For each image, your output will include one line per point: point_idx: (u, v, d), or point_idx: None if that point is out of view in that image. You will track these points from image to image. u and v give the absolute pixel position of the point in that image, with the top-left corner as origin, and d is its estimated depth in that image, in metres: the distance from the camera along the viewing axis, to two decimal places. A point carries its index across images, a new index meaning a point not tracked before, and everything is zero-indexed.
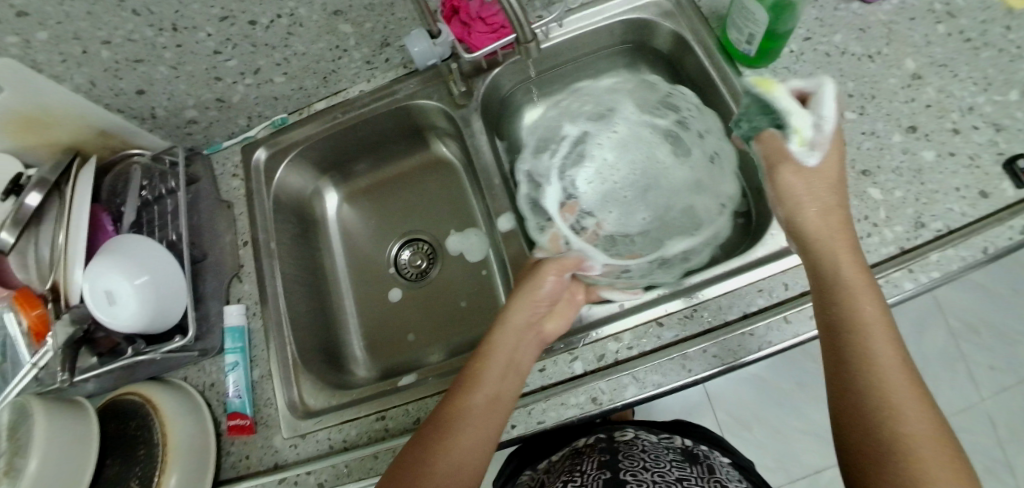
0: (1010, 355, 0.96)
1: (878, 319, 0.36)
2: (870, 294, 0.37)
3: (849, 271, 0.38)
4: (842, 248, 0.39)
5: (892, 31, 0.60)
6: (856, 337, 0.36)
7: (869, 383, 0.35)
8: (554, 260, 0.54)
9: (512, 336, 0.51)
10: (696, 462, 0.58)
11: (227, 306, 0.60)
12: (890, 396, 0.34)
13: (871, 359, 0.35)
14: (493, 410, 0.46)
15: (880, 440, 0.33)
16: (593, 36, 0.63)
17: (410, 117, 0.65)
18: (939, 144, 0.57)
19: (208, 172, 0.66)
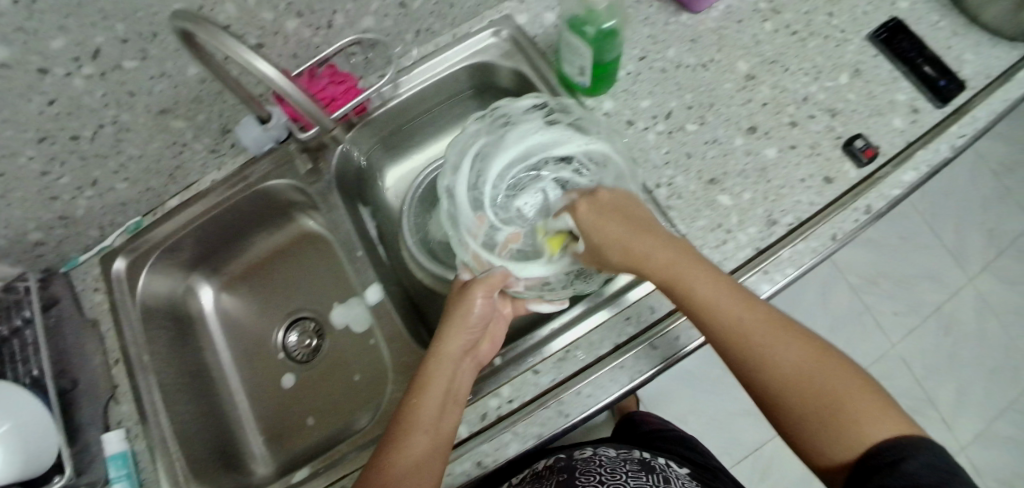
0: (908, 297, 1.06)
1: (746, 321, 0.42)
2: (737, 294, 0.44)
3: (699, 283, 0.43)
4: (666, 268, 0.44)
5: (722, 36, 0.62)
6: (763, 340, 0.42)
7: (779, 379, 0.41)
8: (483, 280, 0.51)
9: (450, 366, 0.48)
10: (653, 474, 0.59)
11: (105, 433, 0.56)
12: (817, 376, 0.40)
13: (776, 346, 0.41)
14: (436, 444, 0.44)
15: (815, 418, 0.39)
16: (438, 88, 0.63)
17: (268, 199, 0.63)
18: (780, 140, 0.58)
19: (68, 291, 0.62)
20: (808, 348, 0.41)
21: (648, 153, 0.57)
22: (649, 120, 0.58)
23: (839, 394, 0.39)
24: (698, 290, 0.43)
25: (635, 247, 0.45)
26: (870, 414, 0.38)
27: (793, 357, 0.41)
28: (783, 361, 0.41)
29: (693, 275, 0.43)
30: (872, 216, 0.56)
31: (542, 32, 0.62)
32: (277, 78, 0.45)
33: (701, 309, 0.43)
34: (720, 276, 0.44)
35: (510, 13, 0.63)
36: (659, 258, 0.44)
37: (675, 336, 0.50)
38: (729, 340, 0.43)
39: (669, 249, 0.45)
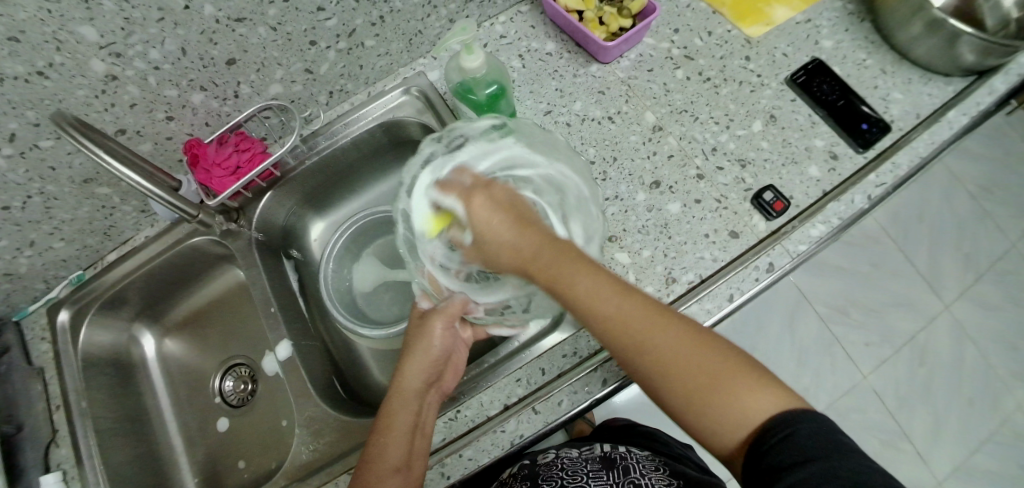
0: (880, 327, 1.02)
1: (626, 317, 0.40)
2: (616, 288, 0.41)
3: (578, 280, 0.41)
4: (552, 260, 0.42)
5: (631, 86, 0.62)
6: (642, 334, 0.40)
7: (655, 366, 0.39)
8: (442, 310, 0.52)
9: (413, 402, 0.49)
10: (611, 467, 0.59)
11: (43, 476, 0.61)
12: (698, 367, 0.38)
13: (657, 338, 0.39)
14: (406, 482, 0.45)
15: (705, 407, 0.37)
16: (353, 144, 0.65)
17: (197, 254, 0.67)
18: (685, 194, 0.58)
19: (17, 340, 0.67)
20: (685, 335, 0.39)
21: None
22: None
23: (716, 374, 0.37)
24: (579, 291, 0.40)
25: (521, 248, 0.43)
26: (743, 391, 0.37)
27: (670, 348, 0.39)
28: (664, 345, 0.39)
29: (571, 271, 0.41)
30: (774, 275, 0.55)
31: None
32: (140, 180, 0.48)
33: (593, 308, 0.41)
34: (588, 266, 0.41)
35: (424, 69, 0.65)
36: (528, 258, 0.42)
37: (556, 400, 0.51)
38: (616, 338, 0.40)
39: (526, 232, 0.43)
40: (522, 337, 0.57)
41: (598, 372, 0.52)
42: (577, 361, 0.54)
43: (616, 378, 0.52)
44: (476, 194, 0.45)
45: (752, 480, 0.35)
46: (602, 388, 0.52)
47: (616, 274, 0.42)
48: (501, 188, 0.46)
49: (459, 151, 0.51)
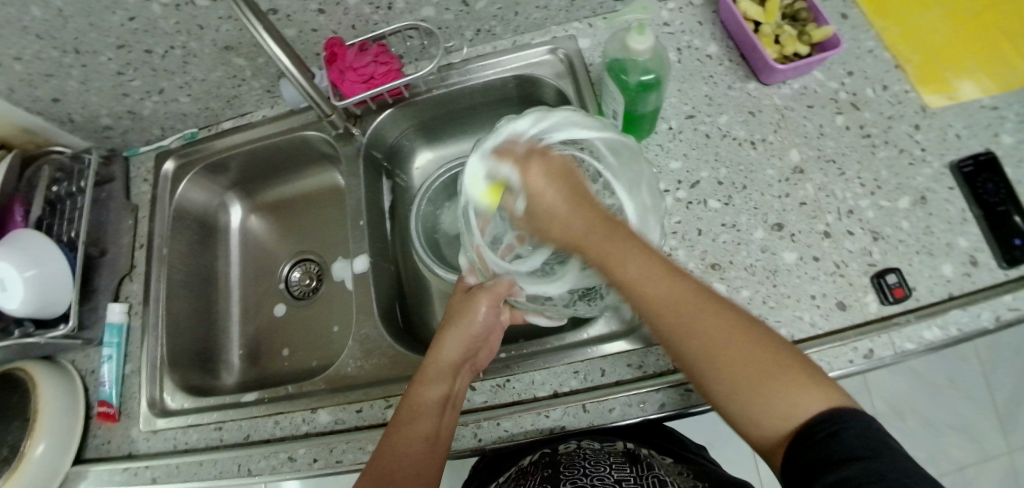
0: (930, 444, 0.92)
1: (690, 306, 0.38)
2: (660, 270, 0.40)
3: (626, 261, 0.39)
4: (600, 241, 0.40)
5: (784, 117, 0.58)
6: (693, 327, 0.38)
7: (706, 359, 0.37)
8: (487, 288, 0.53)
9: (446, 373, 0.50)
10: (634, 464, 0.55)
11: (112, 303, 0.65)
12: (743, 363, 0.36)
13: (703, 334, 0.37)
14: (432, 454, 0.47)
15: (759, 400, 0.36)
16: (484, 89, 0.64)
17: (304, 146, 0.68)
18: (804, 247, 0.54)
19: (124, 173, 0.71)
20: (733, 327, 0.37)
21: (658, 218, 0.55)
22: (671, 184, 0.56)
23: (757, 370, 0.36)
24: (629, 277, 0.39)
25: (568, 224, 0.42)
26: (798, 387, 0.35)
27: (725, 344, 0.37)
28: (714, 340, 0.37)
29: (619, 249, 0.40)
30: (871, 364, 0.51)
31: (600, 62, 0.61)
32: (291, 63, 0.50)
33: (636, 293, 0.40)
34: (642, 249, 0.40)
35: (575, 34, 0.62)
36: (588, 233, 0.41)
37: (607, 406, 0.50)
38: (669, 330, 0.39)
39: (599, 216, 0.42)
40: (593, 330, 0.55)
41: (658, 393, 0.49)
42: (640, 375, 0.51)
43: (671, 407, 0.49)
44: (532, 164, 0.45)
45: (789, 474, 0.34)
46: (657, 411, 0.49)
47: (664, 255, 0.41)
48: (556, 157, 0.46)
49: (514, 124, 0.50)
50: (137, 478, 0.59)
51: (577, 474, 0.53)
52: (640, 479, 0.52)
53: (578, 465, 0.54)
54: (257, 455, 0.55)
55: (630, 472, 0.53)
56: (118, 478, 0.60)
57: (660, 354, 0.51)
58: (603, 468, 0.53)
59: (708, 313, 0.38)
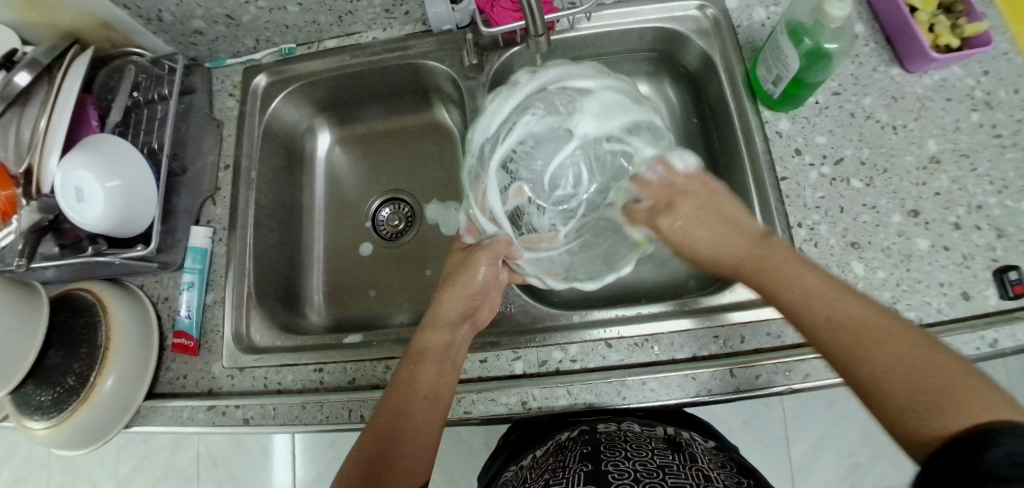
0: None
1: (855, 319, 0.34)
2: (837, 284, 0.36)
3: (793, 277, 0.37)
4: (761, 262, 0.39)
5: (925, 106, 0.57)
6: (863, 341, 0.33)
7: (882, 365, 0.32)
8: (486, 247, 0.51)
9: (445, 333, 0.49)
10: (678, 450, 0.51)
11: (195, 226, 0.60)
12: (920, 363, 0.31)
13: (875, 351, 0.32)
14: (431, 412, 0.46)
15: (922, 394, 0.30)
16: (622, 37, 0.62)
17: (418, 77, 0.64)
18: (937, 234, 0.53)
19: (206, 85, 0.65)
20: (911, 339, 0.32)
21: (802, 191, 0.55)
22: (817, 158, 0.55)
23: (945, 380, 0.29)
24: (806, 285, 0.37)
25: (726, 243, 0.41)
26: (973, 396, 0.28)
27: (892, 355, 0.32)
28: (882, 356, 0.32)
29: (783, 269, 0.38)
30: (993, 353, 0.50)
31: (748, 24, 0.59)
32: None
33: (786, 291, 0.37)
34: (810, 272, 0.37)
35: None
36: (750, 241, 0.41)
37: (755, 373, 0.48)
38: (847, 336, 0.34)
39: (764, 235, 0.41)
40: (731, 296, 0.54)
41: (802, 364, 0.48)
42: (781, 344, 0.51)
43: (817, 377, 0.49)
44: (662, 216, 0.44)
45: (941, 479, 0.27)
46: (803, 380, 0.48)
47: (835, 274, 0.38)
48: (693, 185, 0.45)
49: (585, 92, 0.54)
50: (226, 417, 0.54)
51: (618, 457, 0.49)
52: (683, 466, 0.47)
53: (620, 448, 0.50)
54: (372, 401, 0.51)
55: (674, 458, 0.48)
56: (202, 416, 0.55)
57: None
58: (647, 453, 0.49)
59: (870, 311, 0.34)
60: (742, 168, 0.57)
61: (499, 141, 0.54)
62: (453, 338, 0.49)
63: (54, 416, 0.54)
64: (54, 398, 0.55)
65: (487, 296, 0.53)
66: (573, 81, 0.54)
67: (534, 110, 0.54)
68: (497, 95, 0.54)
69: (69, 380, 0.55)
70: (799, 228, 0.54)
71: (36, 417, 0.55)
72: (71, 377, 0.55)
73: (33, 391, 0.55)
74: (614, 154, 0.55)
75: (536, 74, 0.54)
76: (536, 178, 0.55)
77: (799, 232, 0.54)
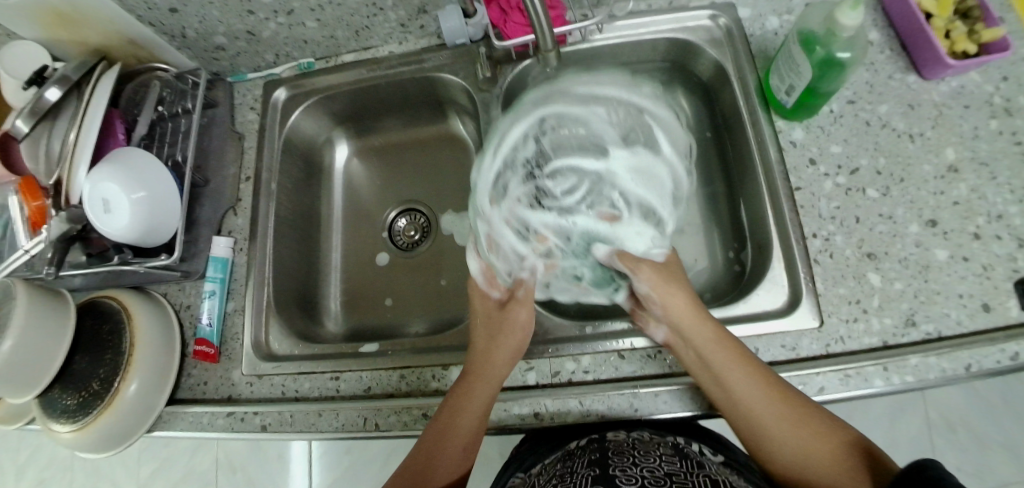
0: (980, 463, 0.87)
1: (778, 417, 0.44)
2: (769, 387, 0.44)
3: (734, 387, 0.45)
4: (721, 363, 0.45)
5: (942, 114, 0.57)
6: (776, 443, 0.44)
7: (797, 462, 0.43)
8: (519, 300, 0.54)
9: (494, 383, 0.49)
10: (686, 459, 0.50)
11: (216, 236, 0.62)
12: (802, 444, 0.43)
13: (799, 440, 0.43)
14: (462, 452, 0.48)
15: (823, 460, 0.42)
16: (635, 48, 0.62)
17: (433, 90, 0.65)
18: (956, 245, 0.53)
19: (228, 99, 0.67)
20: (825, 446, 0.42)
21: (817, 200, 0.54)
22: (832, 168, 0.55)
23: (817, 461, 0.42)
24: (743, 392, 0.44)
25: (705, 352, 0.46)
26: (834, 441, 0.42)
27: (788, 422, 0.43)
28: (792, 445, 0.43)
29: (729, 372, 0.45)
30: (1016, 366, 0.49)
31: (761, 34, 0.59)
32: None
33: (739, 410, 0.45)
34: (746, 363, 0.45)
35: (735, 3, 0.60)
36: (691, 318, 0.48)
37: None
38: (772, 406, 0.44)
39: (731, 343, 0.46)
40: (746, 307, 0.54)
41: (818, 377, 0.50)
42: (795, 356, 0.51)
43: (832, 390, 0.49)
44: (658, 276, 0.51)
45: None
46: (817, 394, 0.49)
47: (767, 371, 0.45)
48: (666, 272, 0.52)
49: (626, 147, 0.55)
50: (244, 424, 0.55)
51: (625, 462, 0.49)
52: (691, 474, 0.47)
53: (628, 455, 0.50)
54: (387, 410, 0.52)
55: (681, 467, 0.48)
56: (221, 422, 0.56)
57: (814, 338, 0.51)
58: (654, 460, 0.49)
59: (784, 412, 0.44)
60: (756, 178, 0.57)
61: (508, 168, 0.57)
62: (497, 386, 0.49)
63: (80, 420, 0.56)
64: (79, 402, 0.57)
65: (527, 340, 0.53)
66: (622, 143, 0.55)
67: (570, 126, 0.56)
68: (502, 133, 0.58)
69: (94, 385, 0.57)
70: (814, 239, 0.53)
71: (61, 420, 0.57)
72: (96, 383, 0.56)
73: (60, 396, 0.57)
74: (612, 204, 0.54)
75: (539, 105, 0.57)
76: (543, 190, 0.55)
77: (814, 242, 0.53)
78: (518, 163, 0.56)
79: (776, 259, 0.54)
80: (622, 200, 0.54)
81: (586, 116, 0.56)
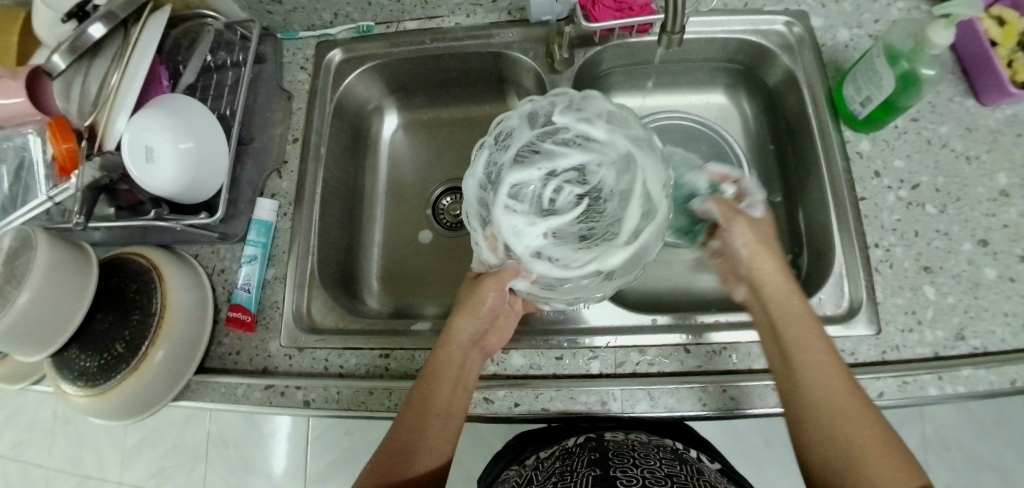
0: (968, 480, 0.91)
1: (842, 401, 0.41)
2: (841, 375, 0.42)
3: (811, 350, 0.43)
4: (794, 323, 0.45)
5: (997, 140, 0.58)
6: (838, 430, 0.41)
7: (851, 455, 0.40)
8: (494, 274, 0.48)
9: (457, 354, 0.48)
10: (685, 464, 0.49)
11: (260, 198, 0.59)
12: (882, 447, 0.39)
13: (847, 431, 0.40)
14: (443, 429, 0.46)
15: (876, 460, 0.39)
16: (706, 45, 0.62)
17: (496, 69, 0.64)
18: (1004, 265, 0.54)
19: (278, 57, 0.64)
20: (887, 452, 0.39)
21: (880, 211, 0.55)
22: (894, 182, 0.56)
23: (875, 467, 0.39)
24: (805, 334, 0.44)
25: (795, 319, 0.45)
26: (901, 463, 0.39)
27: (839, 412, 0.41)
28: (862, 442, 0.40)
29: (801, 328, 0.44)
30: None
31: (832, 44, 0.60)
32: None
33: (806, 383, 0.43)
34: (821, 344, 0.44)
35: (808, 11, 0.61)
36: (775, 283, 0.47)
37: None
38: (812, 371, 0.43)
39: (806, 306, 0.46)
40: None
41: (877, 381, 0.50)
42: (851, 361, 0.52)
43: (889, 394, 0.50)
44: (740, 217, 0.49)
45: None
46: (878, 397, 0.50)
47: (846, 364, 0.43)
48: (770, 268, 0.48)
49: (635, 180, 0.47)
50: (284, 398, 0.52)
51: (626, 464, 0.48)
52: (690, 478, 0.46)
53: (628, 456, 0.49)
54: None
55: (680, 471, 0.47)
56: (257, 396, 0.53)
57: (871, 345, 0.52)
58: (654, 462, 0.48)
59: (848, 392, 0.42)
60: (820, 184, 0.58)
61: (549, 131, 0.49)
62: (464, 361, 0.48)
63: (99, 384, 0.52)
64: (100, 365, 0.52)
65: (497, 321, 0.51)
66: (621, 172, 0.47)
67: (579, 134, 0.48)
68: (583, 96, 0.50)
69: (118, 347, 0.52)
70: (875, 248, 0.55)
71: (79, 383, 0.52)
72: (121, 345, 0.52)
73: (77, 357, 0.53)
74: (568, 236, 0.47)
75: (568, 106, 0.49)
76: (517, 174, 0.48)
77: (875, 252, 0.54)
78: (514, 136, 0.49)
79: (837, 265, 0.55)
80: (578, 236, 0.47)
81: (602, 143, 0.48)
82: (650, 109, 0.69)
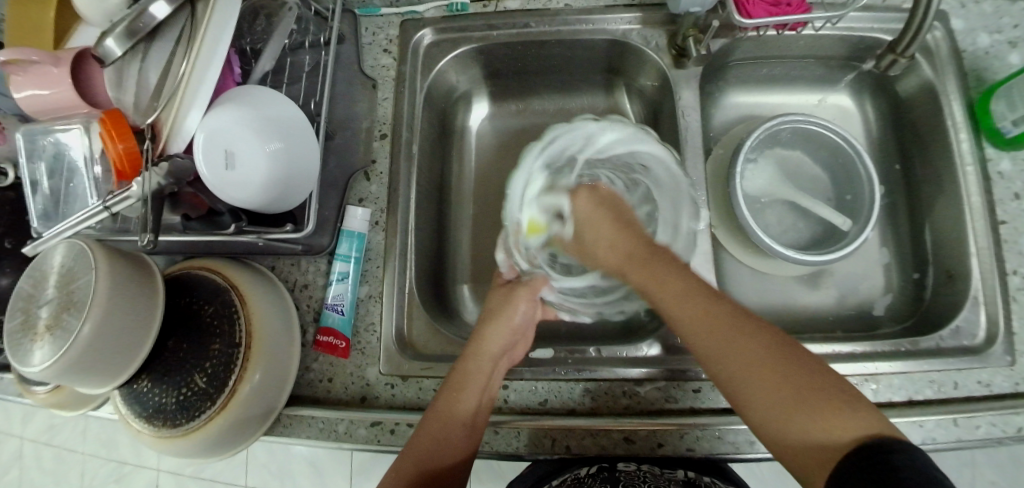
0: None
1: (737, 324, 0.39)
2: (699, 292, 0.40)
3: (667, 274, 0.41)
4: (644, 265, 0.43)
5: None
6: (724, 355, 0.38)
7: (750, 386, 0.37)
8: (526, 285, 0.52)
9: (488, 365, 0.46)
10: None
11: (350, 206, 0.52)
12: (770, 379, 0.36)
13: (744, 362, 0.37)
14: (468, 439, 0.44)
15: (795, 409, 0.35)
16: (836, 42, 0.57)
17: (611, 57, 0.58)
18: None
19: (355, 34, 0.55)
20: (775, 359, 0.37)
21: (1020, 236, 0.52)
22: None
23: (778, 394, 0.36)
24: (666, 298, 0.41)
25: (618, 243, 0.45)
26: (839, 415, 0.34)
27: (750, 359, 0.37)
28: (740, 368, 0.37)
29: (660, 271, 0.42)
30: None
31: (973, 50, 0.56)
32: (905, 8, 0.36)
33: (667, 297, 0.41)
34: (687, 278, 0.41)
35: (948, 11, 0.56)
36: (615, 229, 0.46)
37: (974, 423, 0.48)
38: (705, 336, 0.39)
39: (647, 242, 0.45)
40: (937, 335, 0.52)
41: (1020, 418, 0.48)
42: (986, 393, 0.49)
43: None
44: (583, 192, 0.50)
45: (858, 479, 0.31)
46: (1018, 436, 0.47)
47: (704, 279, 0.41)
48: (606, 189, 0.51)
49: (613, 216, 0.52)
50: (395, 437, 0.47)
51: None
52: None
53: None
54: (581, 431, 0.46)
55: None
56: (362, 433, 0.48)
57: (1006, 376, 0.50)
58: None
59: (736, 331, 0.38)
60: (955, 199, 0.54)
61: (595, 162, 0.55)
62: (493, 373, 0.46)
63: (184, 424, 0.45)
64: (180, 401, 0.45)
65: (523, 333, 0.50)
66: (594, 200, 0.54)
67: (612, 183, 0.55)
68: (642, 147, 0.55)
69: (198, 382, 0.45)
70: (1014, 275, 0.51)
71: (157, 422, 0.45)
72: (201, 379, 0.45)
73: (150, 391, 0.45)
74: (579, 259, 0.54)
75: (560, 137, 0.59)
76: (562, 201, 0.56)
77: (1013, 279, 0.51)
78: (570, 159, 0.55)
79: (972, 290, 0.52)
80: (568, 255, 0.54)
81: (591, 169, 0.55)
82: (762, 106, 0.64)
